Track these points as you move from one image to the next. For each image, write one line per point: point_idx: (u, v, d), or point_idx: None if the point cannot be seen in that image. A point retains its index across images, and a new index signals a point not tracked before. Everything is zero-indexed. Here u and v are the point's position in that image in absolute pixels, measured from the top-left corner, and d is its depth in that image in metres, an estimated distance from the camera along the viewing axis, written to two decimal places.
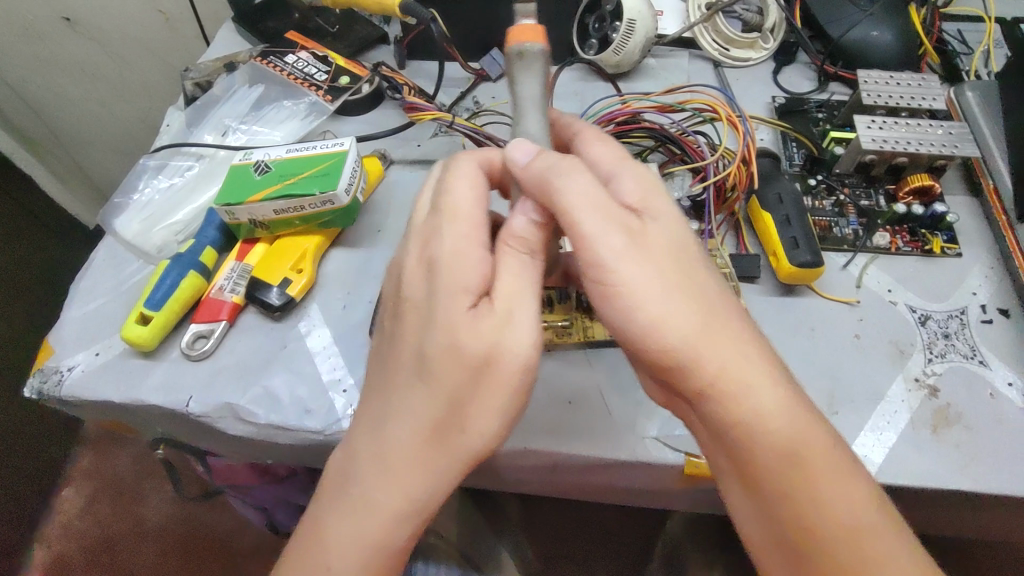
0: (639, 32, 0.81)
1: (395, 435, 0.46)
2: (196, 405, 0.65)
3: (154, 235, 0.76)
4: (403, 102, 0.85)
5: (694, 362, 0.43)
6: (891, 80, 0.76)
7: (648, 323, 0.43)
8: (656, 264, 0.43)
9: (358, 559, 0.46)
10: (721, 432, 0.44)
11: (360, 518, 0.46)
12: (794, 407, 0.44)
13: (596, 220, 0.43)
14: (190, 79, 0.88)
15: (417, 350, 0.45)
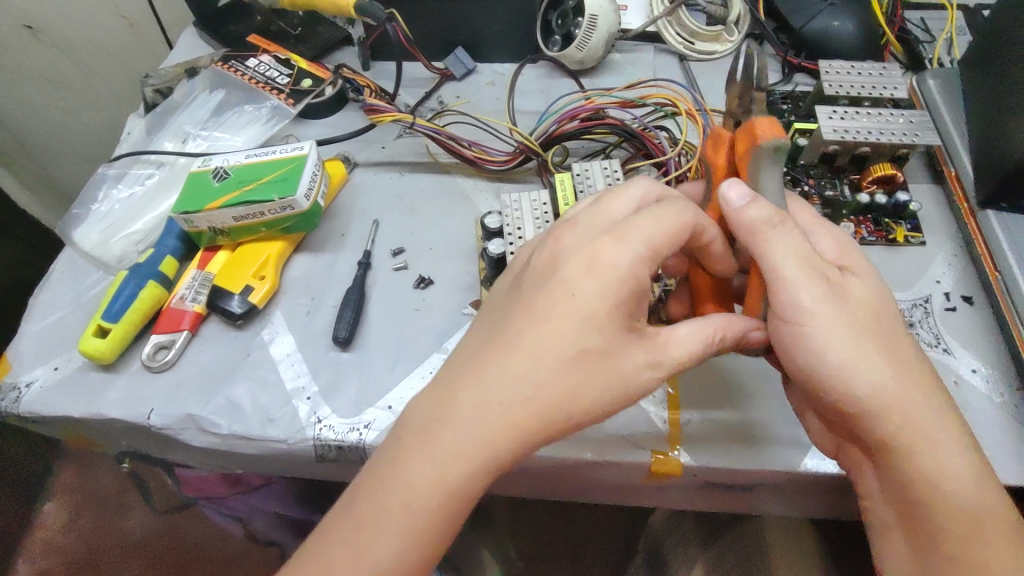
0: (601, 28, 0.81)
1: (504, 396, 0.45)
2: (158, 417, 0.64)
3: (113, 245, 0.75)
4: (363, 104, 0.84)
5: (889, 407, 0.47)
6: (853, 70, 0.76)
7: (847, 372, 0.47)
8: (853, 316, 0.48)
9: (426, 503, 0.43)
10: (903, 485, 0.49)
11: (444, 464, 0.44)
12: (969, 461, 0.48)
13: (801, 271, 0.48)
14: (150, 85, 0.87)
15: (561, 336, 0.46)
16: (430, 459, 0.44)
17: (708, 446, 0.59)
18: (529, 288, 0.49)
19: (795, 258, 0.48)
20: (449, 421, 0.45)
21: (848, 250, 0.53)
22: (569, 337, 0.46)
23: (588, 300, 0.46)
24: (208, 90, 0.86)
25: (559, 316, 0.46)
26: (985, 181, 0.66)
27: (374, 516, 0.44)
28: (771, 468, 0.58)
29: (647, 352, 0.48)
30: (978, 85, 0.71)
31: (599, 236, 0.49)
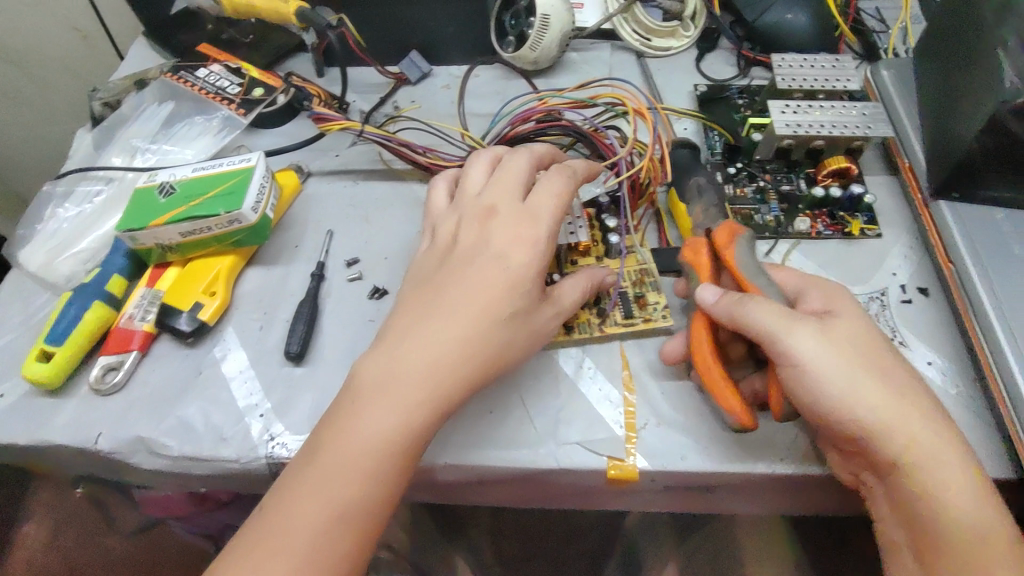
0: (553, 27, 0.80)
1: (443, 341, 0.51)
2: (107, 441, 0.63)
3: (60, 265, 0.73)
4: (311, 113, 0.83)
5: (882, 432, 0.50)
6: (806, 63, 0.75)
7: (840, 400, 0.50)
8: (848, 352, 0.51)
9: (379, 447, 0.47)
10: (908, 504, 0.50)
11: (392, 406, 0.48)
12: (970, 479, 0.49)
13: (777, 320, 0.52)
14: (98, 99, 0.85)
15: (494, 294, 0.53)
16: (382, 405, 0.48)
17: (666, 450, 0.58)
18: (459, 259, 0.56)
19: (786, 316, 0.52)
20: (398, 371, 0.50)
21: (839, 297, 0.56)
22: (504, 297, 0.53)
23: (517, 267, 0.54)
24: (157, 102, 0.85)
25: (490, 281, 0.53)
26: (936, 173, 0.66)
27: (332, 458, 0.47)
28: (730, 470, 0.57)
29: (555, 309, 0.57)
30: (929, 74, 0.71)
31: (516, 214, 0.57)
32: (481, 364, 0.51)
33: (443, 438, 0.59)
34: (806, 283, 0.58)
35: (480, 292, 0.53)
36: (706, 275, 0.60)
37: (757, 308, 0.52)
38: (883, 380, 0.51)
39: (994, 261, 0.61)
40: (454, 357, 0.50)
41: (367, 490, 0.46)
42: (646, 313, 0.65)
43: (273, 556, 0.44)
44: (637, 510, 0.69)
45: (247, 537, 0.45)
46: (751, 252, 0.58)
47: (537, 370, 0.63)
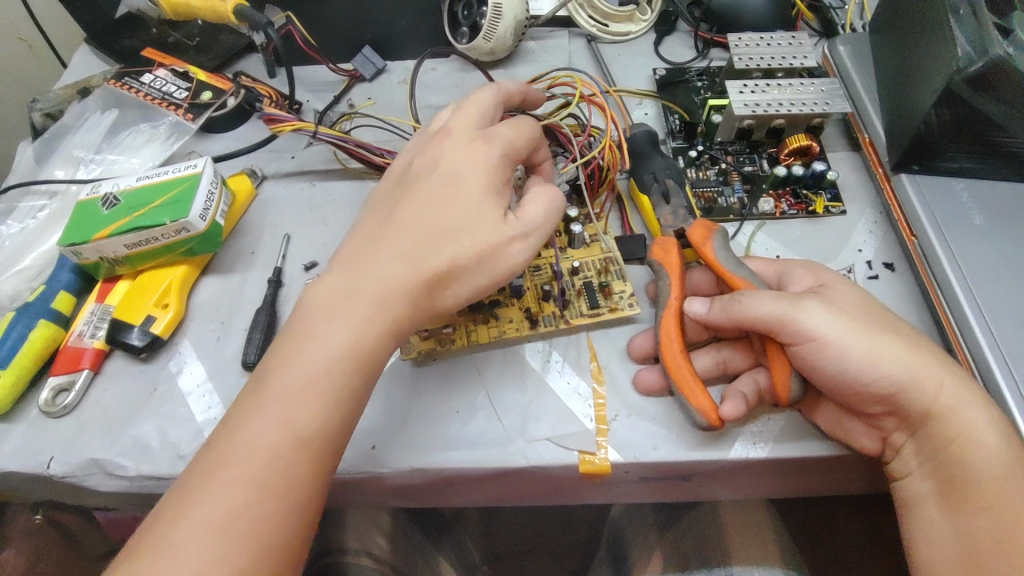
0: (506, 16, 0.78)
1: (393, 267, 0.49)
2: (58, 465, 0.60)
3: (2, 284, 0.69)
4: (261, 114, 0.79)
5: (913, 384, 0.50)
6: (763, 41, 0.74)
7: (864, 359, 0.50)
8: (861, 318, 0.52)
9: (326, 392, 0.46)
10: (939, 452, 0.50)
11: (347, 331, 0.47)
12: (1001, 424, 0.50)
13: (781, 306, 0.51)
14: (37, 110, 0.82)
15: (448, 209, 0.52)
16: (348, 323, 0.47)
17: (637, 441, 0.57)
18: (412, 180, 0.55)
19: (787, 298, 0.52)
20: (388, 287, 0.49)
21: (824, 272, 0.57)
22: (457, 210, 0.52)
23: (469, 182, 0.53)
24: (101, 111, 0.81)
25: (443, 197, 0.52)
26: (896, 146, 0.65)
27: (333, 378, 0.46)
28: (702, 457, 0.56)
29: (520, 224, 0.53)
30: (887, 47, 0.70)
31: (473, 144, 0.55)
32: (431, 281, 0.50)
33: (412, 442, 0.58)
34: (785, 266, 0.60)
35: (430, 210, 0.52)
36: (678, 277, 0.59)
37: (756, 299, 0.52)
38: (899, 338, 0.51)
39: (956, 230, 0.61)
40: (408, 276, 0.49)
41: (335, 410, 0.46)
42: (612, 302, 0.63)
43: (233, 479, 0.42)
44: (619, 501, 0.68)
45: (203, 462, 0.43)
46: (725, 245, 0.59)
47: (504, 366, 0.62)
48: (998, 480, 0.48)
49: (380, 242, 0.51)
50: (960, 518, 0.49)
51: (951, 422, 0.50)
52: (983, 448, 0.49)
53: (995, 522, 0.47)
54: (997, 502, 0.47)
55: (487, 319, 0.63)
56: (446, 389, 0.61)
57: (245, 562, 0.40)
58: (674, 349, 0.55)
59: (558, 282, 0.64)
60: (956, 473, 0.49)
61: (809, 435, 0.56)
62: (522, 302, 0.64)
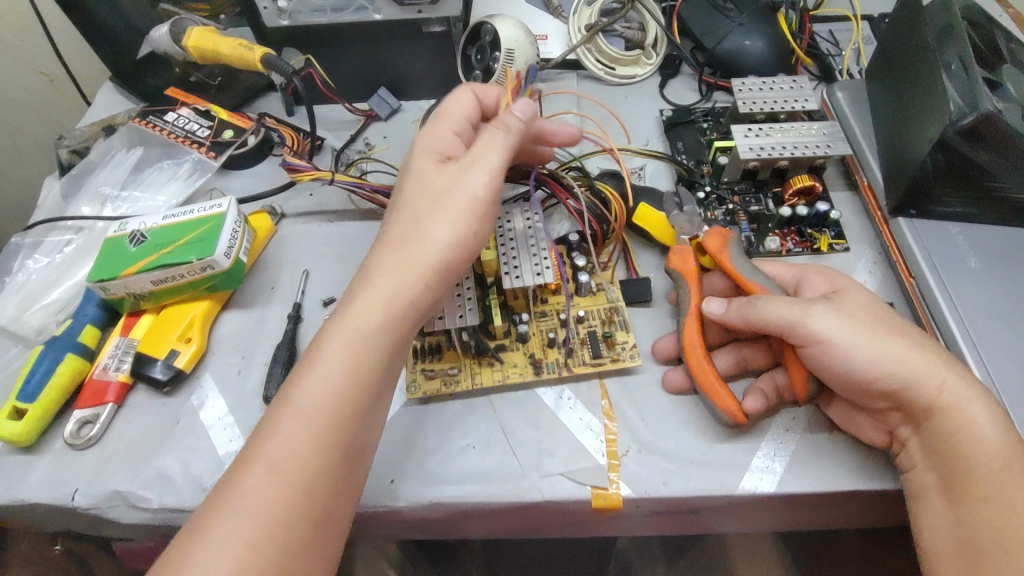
0: (518, 61, 0.82)
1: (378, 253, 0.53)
2: (83, 497, 0.61)
3: (30, 318, 0.71)
4: (283, 163, 0.79)
5: (919, 386, 0.52)
6: (765, 86, 0.78)
7: (868, 354, 0.52)
8: (868, 323, 0.54)
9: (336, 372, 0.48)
10: (942, 448, 0.51)
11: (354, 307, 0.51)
12: (1003, 425, 0.51)
13: (794, 311, 0.54)
14: (64, 147, 0.85)
15: (407, 193, 0.56)
16: (355, 317, 0.50)
17: (648, 476, 0.58)
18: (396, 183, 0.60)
19: (803, 305, 0.54)
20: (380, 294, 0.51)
21: (837, 278, 0.60)
22: (412, 192, 0.56)
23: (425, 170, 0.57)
24: (126, 148, 0.84)
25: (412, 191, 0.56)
26: (894, 190, 0.68)
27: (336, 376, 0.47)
28: (713, 492, 0.58)
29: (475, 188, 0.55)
30: (882, 94, 0.73)
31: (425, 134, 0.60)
32: (400, 248, 0.53)
33: (429, 476, 0.59)
34: (801, 271, 0.62)
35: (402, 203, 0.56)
36: (697, 285, 0.62)
37: (771, 303, 0.55)
38: (906, 342, 0.53)
39: (951, 272, 0.63)
40: (386, 257, 0.53)
41: (333, 394, 0.47)
42: (614, 352, 0.65)
43: (265, 454, 0.45)
44: (628, 534, 0.69)
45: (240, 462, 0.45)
46: (742, 255, 0.61)
47: (517, 402, 0.64)
48: (997, 474, 0.49)
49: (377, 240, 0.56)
50: (960, 509, 0.50)
51: (952, 417, 0.51)
52: (981, 444, 0.50)
53: (992, 515, 0.48)
54: (991, 493, 0.49)
55: (491, 363, 0.65)
56: (462, 424, 0.62)
57: (263, 529, 0.42)
58: (695, 350, 0.59)
59: (563, 329, 0.66)
60: (958, 468, 0.50)
61: (816, 473, 0.58)
62: (526, 347, 0.66)
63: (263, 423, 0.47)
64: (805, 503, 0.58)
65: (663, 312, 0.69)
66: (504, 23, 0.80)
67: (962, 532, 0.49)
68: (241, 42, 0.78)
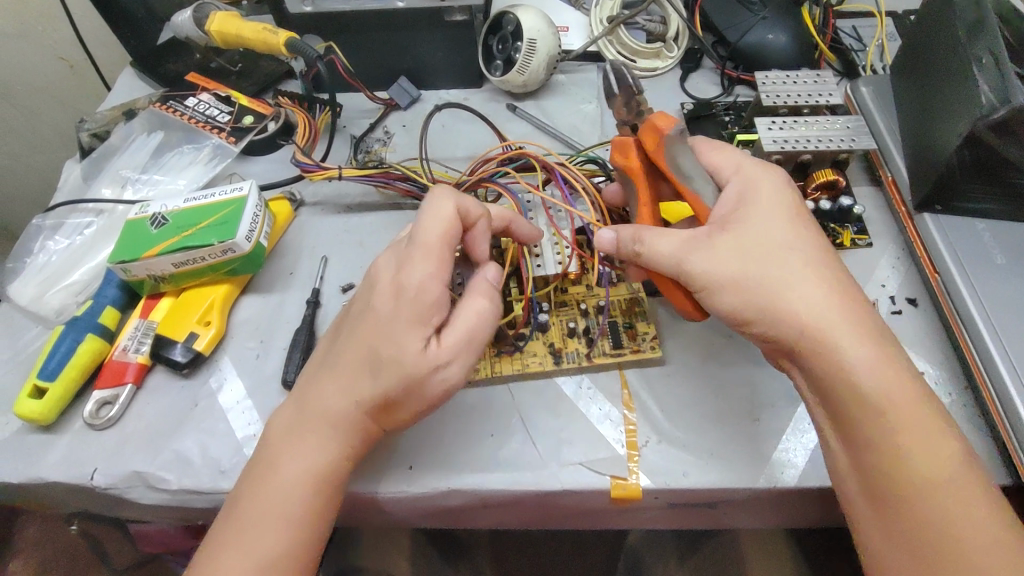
0: (540, 51, 0.82)
1: (347, 355, 0.54)
2: (102, 477, 0.61)
3: (51, 298, 0.72)
4: (296, 164, 0.78)
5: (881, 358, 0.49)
6: (789, 79, 0.77)
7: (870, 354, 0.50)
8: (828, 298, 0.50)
9: (316, 440, 0.53)
10: (828, 393, 0.49)
11: (332, 395, 0.53)
12: (879, 355, 0.49)
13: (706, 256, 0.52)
14: (85, 130, 0.85)
15: (378, 338, 0.53)
16: (312, 441, 0.53)
17: (667, 467, 0.58)
18: (359, 301, 0.56)
19: (692, 241, 0.53)
20: (334, 412, 0.53)
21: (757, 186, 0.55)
22: (385, 340, 0.52)
23: (387, 315, 0.53)
24: (146, 132, 0.84)
25: (370, 332, 0.53)
26: (919, 186, 0.67)
27: (293, 491, 0.51)
28: (733, 485, 0.57)
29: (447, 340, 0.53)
30: (909, 89, 0.73)
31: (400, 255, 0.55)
32: (374, 368, 0.53)
33: (447, 463, 0.59)
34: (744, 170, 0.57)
35: (365, 341, 0.53)
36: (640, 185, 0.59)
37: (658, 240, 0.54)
38: None
39: (977, 268, 0.63)
40: (358, 367, 0.53)
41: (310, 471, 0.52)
42: (635, 343, 0.65)
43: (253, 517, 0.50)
44: (642, 527, 0.69)
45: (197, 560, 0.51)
46: (676, 161, 0.56)
47: (536, 391, 0.64)
48: (875, 406, 0.47)
49: (352, 339, 0.54)
50: (856, 453, 0.48)
51: (878, 412, 0.47)
52: (862, 385, 0.48)
53: (886, 455, 0.47)
54: (880, 435, 0.47)
55: (511, 352, 0.65)
56: (480, 413, 0.62)
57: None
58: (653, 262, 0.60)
59: (583, 320, 0.66)
60: (887, 462, 0.47)
61: None
62: (546, 336, 0.66)
63: (253, 478, 0.52)
64: (825, 498, 0.58)
65: None
66: (526, 13, 0.80)
67: (862, 477, 0.48)
68: (265, 27, 0.78)
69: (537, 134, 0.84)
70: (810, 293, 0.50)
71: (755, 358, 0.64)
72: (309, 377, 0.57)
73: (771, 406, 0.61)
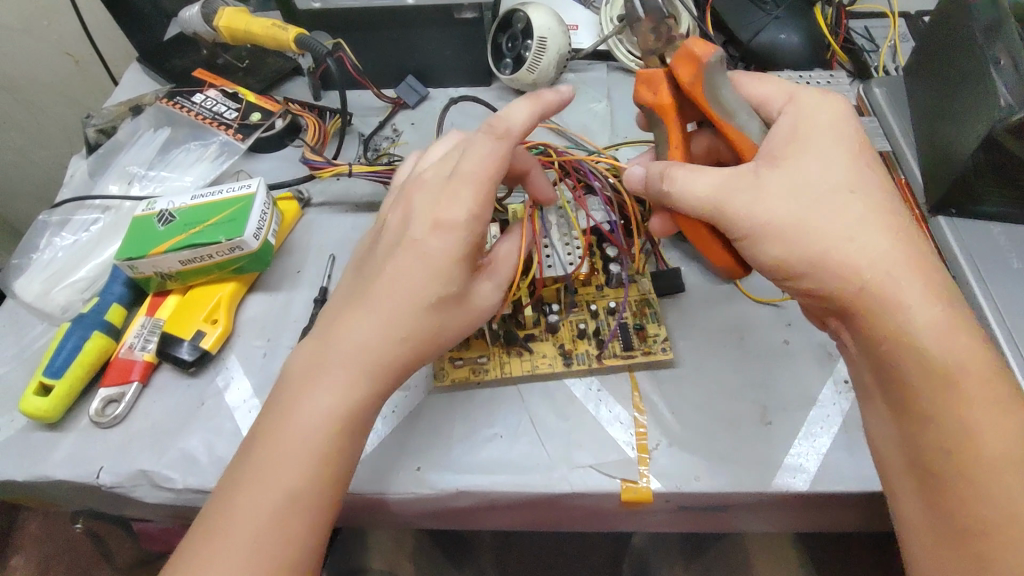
0: (551, 49, 0.81)
1: (378, 293, 0.51)
2: (108, 476, 0.61)
3: (56, 295, 0.71)
4: (303, 161, 0.78)
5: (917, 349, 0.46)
6: (801, 80, 0.77)
7: None
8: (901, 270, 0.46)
9: (334, 398, 0.49)
10: (882, 359, 0.47)
11: (360, 334, 0.50)
12: (949, 324, 0.46)
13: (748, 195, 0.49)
14: (92, 126, 0.84)
15: (416, 276, 0.51)
16: (342, 379, 0.50)
17: (679, 470, 0.58)
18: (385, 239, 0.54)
19: (732, 180, 0.50)
20: (370, 348, 0.50)
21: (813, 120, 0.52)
22: (426, 278, 0.51)
23: (435, 251, 0.51)
24: (153, 128, 0.84)
25: (408, 269, 0.51)
26: (934, 189, 0.67)
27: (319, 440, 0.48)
28: (745, 489, 0.57)
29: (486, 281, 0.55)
30: (923, 90, 0.72)
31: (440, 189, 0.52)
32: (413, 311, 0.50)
33: (457, 464, 0.59)
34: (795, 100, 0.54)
35: (401, 279, 0.51)
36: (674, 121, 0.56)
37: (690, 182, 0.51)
38: None
39: (993, 273, 0.62)
40: (390, 306, 0.51)
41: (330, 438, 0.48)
42: (646, 345, 0.64)
43: (267, 483, 0.46)
44: (650, 529, 0.68)
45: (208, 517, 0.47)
46: (714, 91, 0.53)
47: (545, 392, 0.63)
48: (934, 378, 0.45)
49: (382, 280, 0.51)
50: (906, 426, 0.46)
51: (947, 387, 0.44)
52: (925, 353, 0.45)
53: (939, 428, 0.45)
54: (934, 406, 0.45)
55: (520, 353, 0.64)
56: (489, 414, 0.62)
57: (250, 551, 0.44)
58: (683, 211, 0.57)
59: (593, 321, 0.65)
60: (943, 426, 0.44)
61: (850, 472, 0.57)
62: (556, 337, 0.65)
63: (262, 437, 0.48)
64: (837, 503, 0.57)
65: (695, 305, 0.68)
66: (537, 11, 0.80)
67: (911, 448, 0.46)
68: (275, 23, 0.78)
69: (546, 133, 0.83)
70: (864, 252, 0.47)
71: (766, 361, 0.64)
72: (336, 309, 0.53)
73: (783, 409, 0.61)
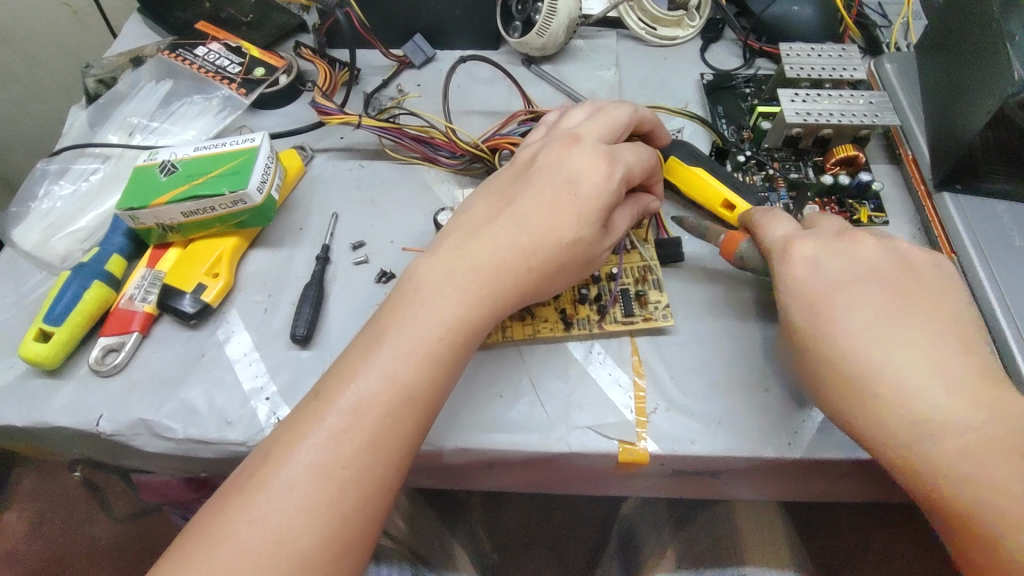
0: (561, 12, 0.79)
1: (526, 206, 0.53)
2: (107, 423, 0.61)
3: (55, 244, 0.71)
4: (312, 106, 0.79)
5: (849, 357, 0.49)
6: (813, 52, 0.76)
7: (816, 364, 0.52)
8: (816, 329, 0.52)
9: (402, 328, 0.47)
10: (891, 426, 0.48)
11: (497, 245, 0.52)
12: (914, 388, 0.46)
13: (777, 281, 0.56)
14: (91, 76, 0.83)
15: (550, 217, 0.52)
16: (466, 295, 0.50)
17: (676, 434, 0.58)
18: (532, 175, 0.55)
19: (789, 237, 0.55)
20: (500, 267, 0.51)
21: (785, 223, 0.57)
22: (567, 217, 0.52)
23: (558, 187, 0.53)
24: (155, 80, 0.83)
25: (542, 199, 0.53)
26: (940, 164, 0.67)
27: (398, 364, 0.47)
28: (739, 454, 0.57)
29: (608, 241, 0.56)
30: (936, 67, 0.72)
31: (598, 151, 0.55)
32: (536, 241, 0.52)
33: (456, 422, 0.59)
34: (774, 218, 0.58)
35: (536, 210, 0.53)
36: None
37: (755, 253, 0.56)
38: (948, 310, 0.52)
39: (994, 246, 0.63)
40: (517, 239, 0.52)
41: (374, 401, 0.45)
42: (647, 311, 0.65)
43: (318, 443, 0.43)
44: (640, 495, 0.69)
45: (243, 480, 0.43)
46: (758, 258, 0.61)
47: (546, 355, 0.63)
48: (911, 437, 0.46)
49: (524, 203, 0.53)
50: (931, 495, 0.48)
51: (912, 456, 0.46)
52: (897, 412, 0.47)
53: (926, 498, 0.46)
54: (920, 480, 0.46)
55: (522, 317, 0.64)
56: (489, 374, 0.62)
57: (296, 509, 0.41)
58: None
59: (595, 286, 0.66)
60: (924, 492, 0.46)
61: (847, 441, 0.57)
62: (558, 302, 0.65)
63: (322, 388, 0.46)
64: (829, 470, 0.58)
65: (696, 274, 0.68)
66: None
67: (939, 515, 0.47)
68: None
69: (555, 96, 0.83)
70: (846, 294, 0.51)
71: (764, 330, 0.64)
72: (466, 226, 0.54)
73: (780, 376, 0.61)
